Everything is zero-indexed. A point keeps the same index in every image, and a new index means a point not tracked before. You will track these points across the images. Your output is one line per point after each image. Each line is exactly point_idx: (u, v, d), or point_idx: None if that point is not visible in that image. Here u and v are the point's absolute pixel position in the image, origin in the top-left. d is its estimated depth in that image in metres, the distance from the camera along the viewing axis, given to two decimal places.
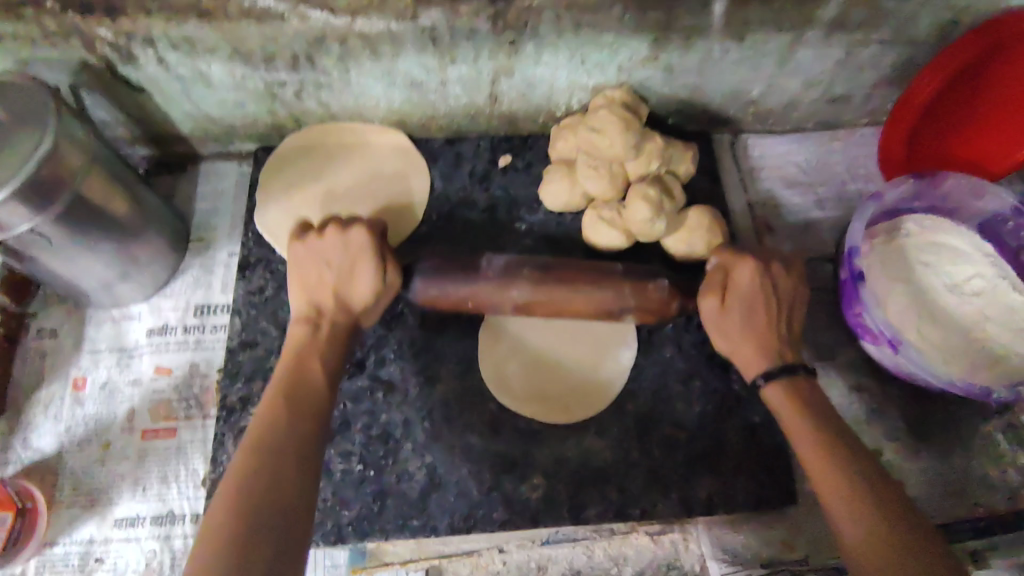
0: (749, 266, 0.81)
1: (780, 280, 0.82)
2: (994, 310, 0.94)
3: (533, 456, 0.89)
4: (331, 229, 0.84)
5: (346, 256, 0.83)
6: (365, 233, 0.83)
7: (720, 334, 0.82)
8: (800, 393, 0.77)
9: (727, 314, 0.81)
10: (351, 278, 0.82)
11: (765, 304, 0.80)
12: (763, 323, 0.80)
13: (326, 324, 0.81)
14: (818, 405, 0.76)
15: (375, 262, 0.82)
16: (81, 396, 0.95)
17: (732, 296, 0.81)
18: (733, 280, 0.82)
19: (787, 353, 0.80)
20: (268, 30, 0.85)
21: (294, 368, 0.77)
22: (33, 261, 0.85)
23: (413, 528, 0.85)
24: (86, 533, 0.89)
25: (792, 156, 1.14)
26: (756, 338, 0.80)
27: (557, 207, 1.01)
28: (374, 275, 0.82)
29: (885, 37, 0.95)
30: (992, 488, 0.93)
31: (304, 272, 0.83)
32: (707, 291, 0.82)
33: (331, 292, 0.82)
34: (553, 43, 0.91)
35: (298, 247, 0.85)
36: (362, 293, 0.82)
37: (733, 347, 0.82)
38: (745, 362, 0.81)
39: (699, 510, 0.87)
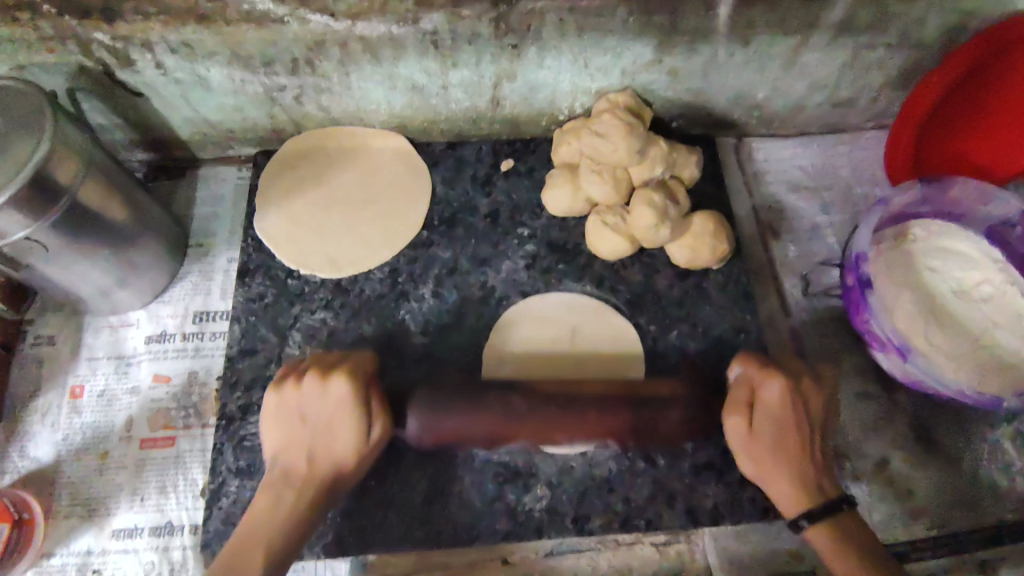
0: (777, 384, 0.77)
1: (808, 393, 0.78)
2: (1002, 316, 0.93)
3: (536, 465, 0.88)
4: (310, 377, 0.78)
5: (323, 413, 0.77)
6: (346, 383, 0.77)
7: (747, 457, 0.78)
8: (847, 535, 0.73)
9: (758, 436, 0.77)
10: (326, 438, 0.77)
11: (795, 426, 0.77)
12: (795, 451, 0.76)
13: (292, 491, 0.75)
14: (865, 545, 0.72)
15: (356, 413, 0.77)
16: (79, 405, 0.94)
17: (759, 414, 0.77)
18: (759, 398, 0.78)
19: (826, 486, 0.77)
20: (267, 34, 0.84)
21: (246, 542, 0.72)
22: (29, 268, 0.84)
23: (415, 539, 0.84)
24: (84, 544, 0.87)
25: (797, 159, 1.13)
26: (790, 471, 0.76)
27: (560, 212, 1.00)
28: (354, 430, 0.77)
29: (893, 40, 0.94)
30: (1001, 497, 0.92)
31: (281, 431, 0.78)
32: (733, 411, 0.78)
33: (304, 454, 0.76)
34: (556, 46, 0.90)
35: (277, 393, 0.79)
36: (341, 453, 0.77)
37: (764, 475, 0.77)
38: (781, 493, 0.76)
39: (705, 520, 0.86)
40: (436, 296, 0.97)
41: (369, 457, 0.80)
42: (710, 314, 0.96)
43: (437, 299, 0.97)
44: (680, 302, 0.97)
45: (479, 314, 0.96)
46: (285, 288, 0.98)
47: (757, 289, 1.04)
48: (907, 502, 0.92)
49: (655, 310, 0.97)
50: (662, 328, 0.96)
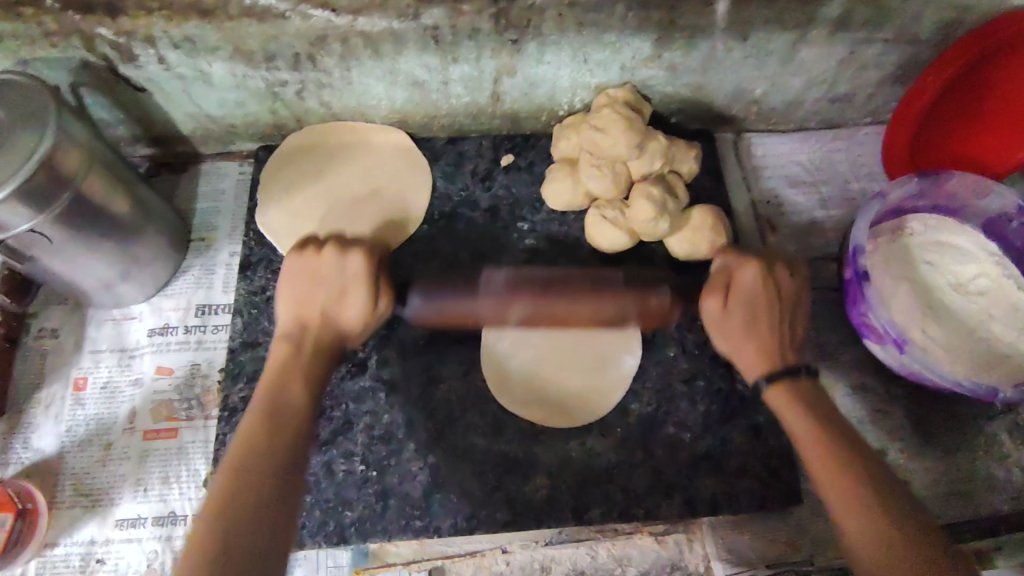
0: (752, 268, 0.81)
1: (784, 280, 0.82)
2: (998, 310, 0.94)
3: (536, 456, 0.88)
4: (329, 249, 0.83)
5: (337, 280, 0.81)
6: (362, 260, 0.82)
7: (719, 333, 0.83)
8: (803, 396, 0.76)
9: (730, 313, 0.81)
10: (340, 303, 0.81)
11: (767, 305, 0.80)
12: (765, 328, 0.80)
13: (309, 345, 0.79)
14: (819, 404, 0.75)
15: (367, 287, 0.81)
16: (82, 396, 0.95)
17: (734, 296, 0.82)
18: (735, 280, 0.82)
19: (792, 358, 0.79)
20: (269, 29, 0.85)
21: (278, 382, 0.75)
22: (33, 261, 0.85)
23: (415, 529, 0.85)
24: (87, 534, 0.88)
25: (795, 155, 1.13)
26: (757, 340, 0.79)
27: (560, 207, 1.01)
28: (366, 301, 0.81)
29: (889, 36, 0.95)
30: (998, 488, 0.93)
31: (299, 288, 0.82)
32: (710, 291, 0.83)
33: (319, 314, 0.81)
34: (555, 42, 0.91)
35: (297, 257, 0.84)
36: (352, 317, 0.81)
37: (734, 347, 0.82)
38: (744, 361, 0.81)
39: (703, 510, 0.86)
40: None
41: (371, 325, 0.84)
42: None
43: None
44: None
45: None
46: None
47: None
48: None
49: None
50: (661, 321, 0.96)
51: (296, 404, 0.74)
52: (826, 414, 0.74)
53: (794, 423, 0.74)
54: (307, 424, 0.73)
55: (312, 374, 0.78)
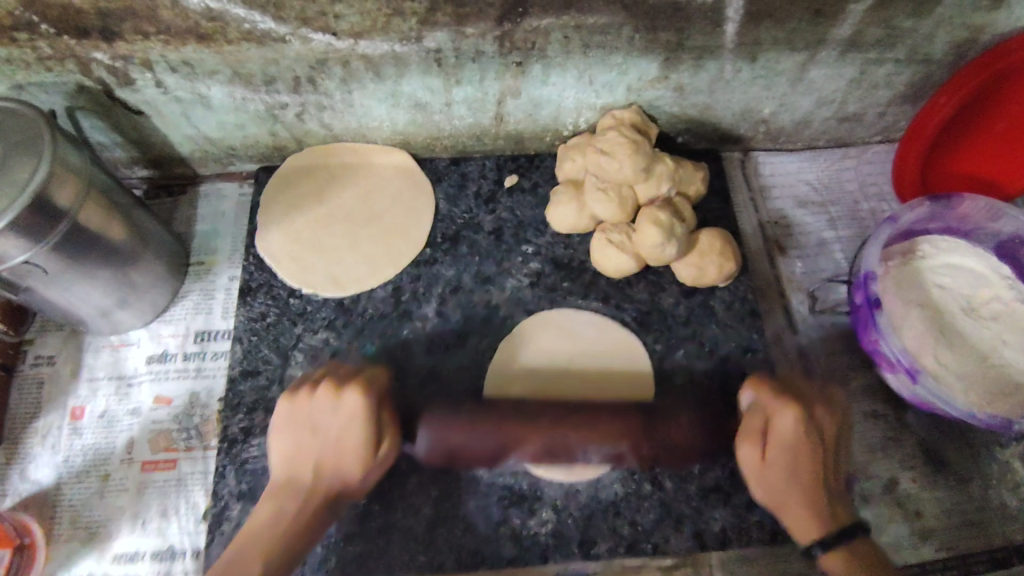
0: (789, 414, 0.75)
1: (821, 417, 0.77)
2: (1012, 335, 0.92)
3: (542, 488, 0.87)
4: (324, 391, 0.77)
5: (334, 423, 0.76)
6: (360, 397, 0.76)
7: (760, 486, 0.77)
8: (868, 569, 0.71)
9: (769, 465, 0.76)
10: (337, 454, 0.75)
11: (809, 451, 0.75)
12: (806, 468, 0.75)
13: (295, 501, 0.74)
14: (885, 574, 0.71)
15: (366, 437, 0.76)
16: (80, 426, 0.93)
17: (773, 445, 0.76)
18: (773, 427, 0.76)
19: (842, 516, 0.75)
20: (269, 53, 0.83)
21: (245, 553, 0.71)
22: (28, 291, 0.83)
23: (419, 565, 0.83)
24: (84, 569, 0.86)
25: (803, 174, 1.12)
26: (800, 494, 0.75)
27: (565, 229, 0.99)
28: (365, 441, 0.75)
29: (901, 56, 0.93)
30: (1011, 518, 0.91)
31: (291, 438, 0.77)
32: (746, 438, 0.78)
33: (313, 467, 0.76)
34: (561, 63, 0.89)
35: (289, 403, 0.78)
36: (351, 468, 0.76)
37: (778, 499, 0.77)
38: (793, 518, 0.76)
39: (713, 544, 0.85)
40: (441, 315, 0.97)
41: (373, 474, 0.79)
42: (717, 333, 0.96)
43: (441, 319, 0.96)
44: (686, 320, 0.96)
45: (483, 333, 0.95)
46: (288, 308, 0.97)
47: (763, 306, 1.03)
48: (918, 524, 0.91)
49: (662, 328, 0.96)
50: (669, 347, 0.95)
51: None
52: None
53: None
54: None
55: (285, 540, 0.73)
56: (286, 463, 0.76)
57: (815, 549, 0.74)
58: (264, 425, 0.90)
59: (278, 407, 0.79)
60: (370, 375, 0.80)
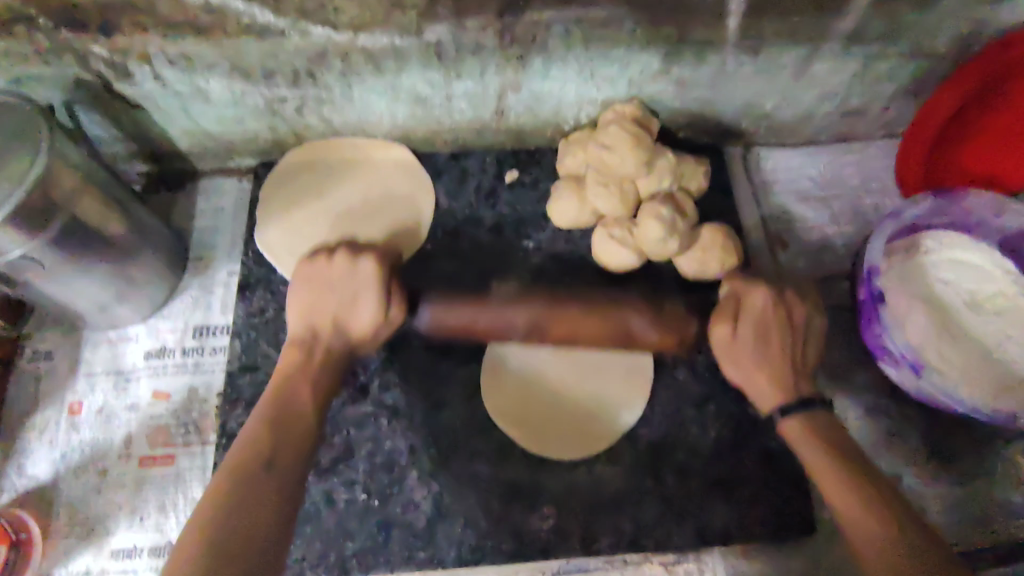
0: (762, 293, 0.81)
1: (793, 306, 0.81)
2: (1016, 330, 0.91)
3: (542, 483, 0.86)
4: (341, 256, 0.83)
5: (350, 287, 0.81)
6: (374, 265, 0.82)
7: (731, 364, 0.81)
8: (818, 430, 0.76)
9: (740, 341, 0.80)
10: (351, 308, 0.81)
11: (779, 329, 0.80)
12: (775, 344, 0.80)
13: (322, 351, 0.80)
14: (843, 445, 0.74)
15: (380, 292, 0.81)
16: (78, 421, 0.93)
17: (743, 321, 0.81)
18: (745, 304, 0.81)
19: (805, 387, 0.79)
20: (268, 46, 0.83)
21: (286, 403, 0.75)
22: (26, 285, 0.82)
23: (419, 561, 0.82)
24: (82, 565, 0.86)
25: (806, 169, 1.11)
26: (768, 369, 0.79)
27: (566, 224, 0.98)
28: (377, 312, 0.81)
29: (905, 50, 0.92)
30: (1015, 514, 0.90)
31: (309, 293, 0.83)
32: (720, 317, 0.82)
33: (330, 321, 0.81)
34: (562, 57, 0.89)
35: (311, 262, 0.84)
36: (365, 324, 0.81)
37: (746, 377, 0.81)
38: (760, 394, 0.80)
39: (714, 540, 0.84)
40: None
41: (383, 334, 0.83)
42: None
43: None
44: None
45: None
46: (287, 303, 0.96)
47: None
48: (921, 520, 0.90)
49: None
50: None
51: (238, 527, 0.63)
52: (850, 454, 0.73)
53: (824, 467, 0.73)
54: (308, 430, 0.75)
55: (316, 384, 0.78)
56: (303, 317, 0.81)
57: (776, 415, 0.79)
58: None
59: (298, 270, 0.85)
60: (381, 248, 0.86)
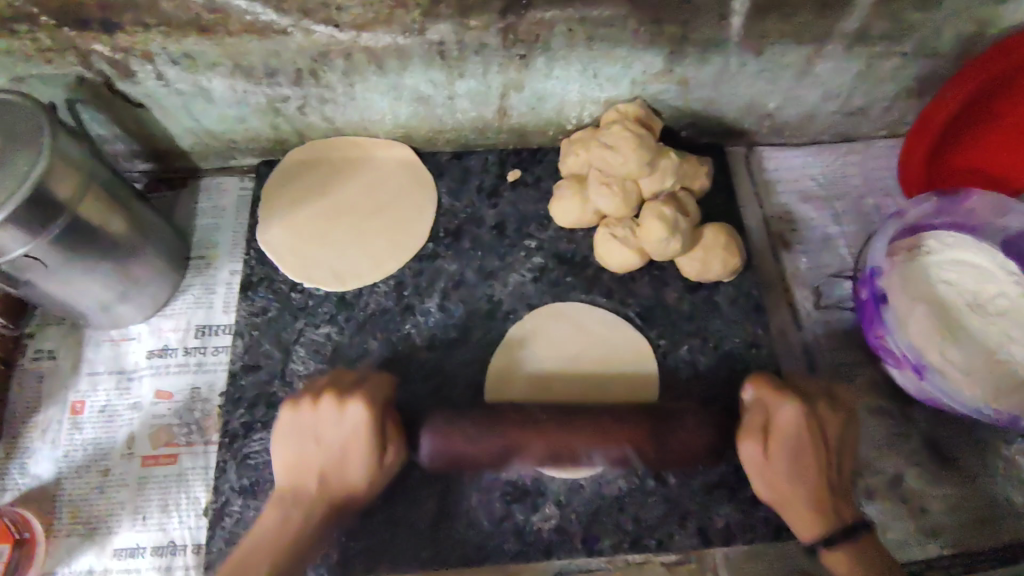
0: (792, 407, 0.77)
1: (825, 417, 0.78)
2: (1019, 331, 0.91)
3: (545, 483, 0.86)
4: (327, 400, 0.78)
5: (337, 439, 0.78)
6: (363, 411, 0.77)
7: (763, 482, 0.78)
8: (863, 560, 0.73)
9: (772, 460, 0.77)
10: (338, 467, 0.78)
11: (814, 452, 0.76)
12: (810, 467, 0.76)
13: (302, 510, 0.77)
14: (885, 568, 0.73)
15: (368, 448, 0.77)
16: (80, 421, 0.93)
17: (775, 439, 0.77)
18: (775, 423, 0.78)
19: (845, 513, 0.77)
20: (270, 45, 0.82)
21: (258, 555, 0.74)
22: (28, 285, 0.82)
23: (422, 560, 0.82)
24: (85, 564, 0.86)
25: (808, 169, 1.11)
26: (804, 488, 0.76)
27: (568, 224, 0.98)
28: (366, 451, 0.77)
29: (908, 50, 0.92)
30: (1017, 515, 0.90)
31: (295, 444, 0.79)
32: (748, 435, 0.78)
33: (314, 478, 0.78)
34: (565, 56, 0.89)
35: (294, 411, 0.80)
36: (356, 480, 0.78)
37: (782, 498, 0.77)
38: (797, 517, 0.77)
39: (716, 540, 0.84)
40: (443, 309, 0.96)
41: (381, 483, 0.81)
42: (721, 329, 0.95)
43: (444, 314, 0.96)
44: (690, 316, 0.96)
45: (486, 328, 0.94)
46: (289, 302, 0.96)
47: (768, 302, 1.02)
48: (923, 520, 0.90)
49: (666, 324, 0.95)
50: (672, 344, 0.94)
51: None
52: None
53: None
54: None
55: (296, 540, 0.76)
56: (286, 472, 0.78)
57: (817, 544, 0.76)
58: (265, 420, 0.89)
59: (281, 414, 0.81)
60: (371, 385, 0.82)
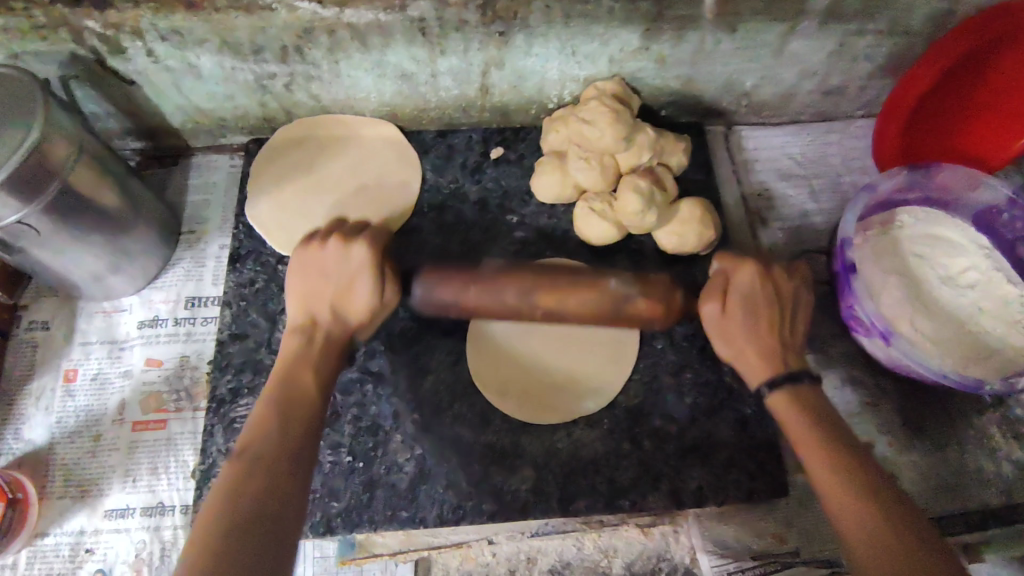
0: (750, 270, 0.79)
1: (780, 282, 0.80)
2: (988, 302, 0.93)
3: (522, 447, 0.88)
4: (333, 240, 0.84)
5: (342, 273, 0.82)
6: (365, 247, 0.82)
7: (720, 338, 0.80)
8: (804, 403, 0.75)
9: (730, 317, 0.79)
10: (347, 293, 0.81)
11: (767, 310, 0.78)
12: (765, 334, 0.78)
13: (319, 336, 0.80)
14: (820, 414, 0.73)
15: (372, 278, 0.81)
16: (72, 388, 0.95)
17: (733, 298, 0.79)
18: (733, 285, 0.80)
19: (793, 362, 0.78)
20: (257, 21, 0.85)
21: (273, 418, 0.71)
22: (22, 252, 0.85)
23: (401, 520, 0.85)
24: (76, 524, 0.89)
25: (787, 148, 1.13)
26: (758, 343, 0.78)
27: (549, 199, 1.01)
28: (370, 296, 0.81)
29: (880, 27, 0.94)
30: (987, 481, 0.93)
31: (306, 278, 0.83)
32: (707, 296, 0.80)
33: (328, 307, 0.81)
34: (544, 34, 0.91)
35: (303, 249, 0.85)
36: (359, 307, 0.81)
37: (735, 351, 0.79)
38: (747, 364, 0.79)
39: (689, 502, 0.87)
40: None
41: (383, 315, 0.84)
42: None
43: None
44: None
45: None
46: (276, 274, 0.99)
47: None
48: None
49: None
50: None
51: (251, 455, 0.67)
52: (828, 426, 0.72)
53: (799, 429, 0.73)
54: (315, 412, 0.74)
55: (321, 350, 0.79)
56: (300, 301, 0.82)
57: (764, 391, 0.77)
58: (251, 386, 0.92)
59: (295, 252, 0.86)
60: (371, 229, 0.86)
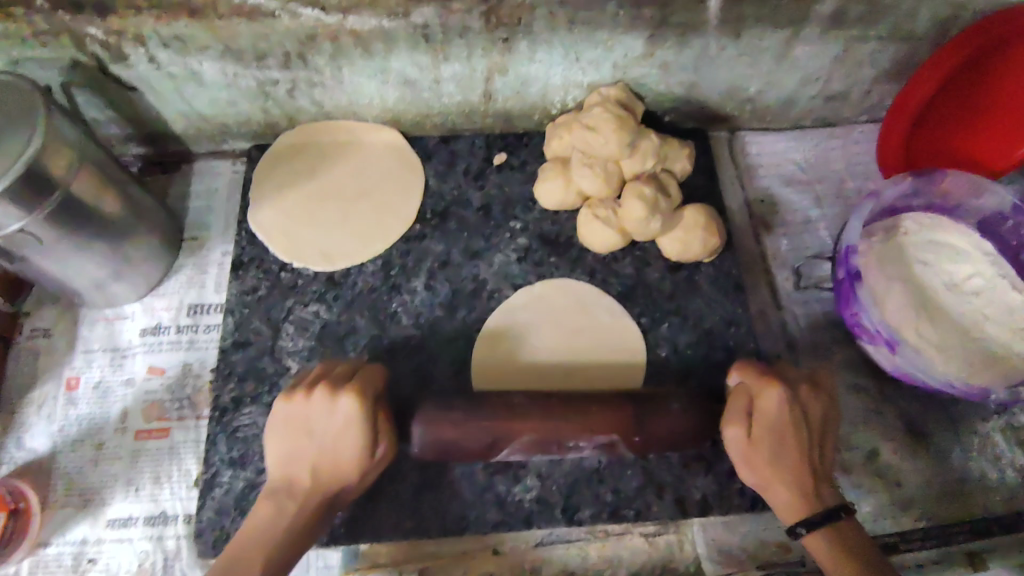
0: (777, 394, 0.75)
1: (808, 402, 0.76)
2: (992, 309, 0.93)
3: (526, 456, 0.88)
4: (321, 392, 0.76)
5: (328, 430, 0.74)
6: (354, 401, 0.74)
7: (745, 466, 0.76)
8: (842, 539, 0.72)
9: (758, 446, 0.74)
10: (331, 455, 0.74)
11: (797, 434, 0.74)
12: (794, 456, 0.74)
13: (294, 504, 0.73)
14: (860, 550, 0.71)
15: (361, 439, 0.74)
16: (75, 396, 0.95)
17: (758, 425, 0.75)
18: (759, 409, 0.76)
19: (826, 494, 0.75)
20: (259, 28, 0.85)
21: None
22: (23, 261, 0.84)
23: (405, 529, 0.85)
24: (79, 534, 0.88)
25: (790, 153, 1.13)
26: (789, 473, 0.74)
27: (552, 205, 1.00)
28: (359, 455, 0.74)
29: (884, 33, 0.94)
30: (991, 488, 0.93)
31: (289, 438, 0.75)
32: (731, 420, 0.76)
33: (310, 471, 0.74)
34: (547, 40, 0.91)
35: (287, 402, 0.77)
36: (347, 467, 0.74)
37: (763, 480, 0.75)
38: (779, 499, 0.75)
39: (693, 511, 0.86)
40: (429, 288, 0.98)
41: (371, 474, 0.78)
42: (700, 307, 0.97)
43: (430, 292, 0.98)
44: (671, 294, 0.98)
45: (470, 306, 0.97)
46: (279, 281, 0.98)
47: (748, 282, 1.04)
48: (897, 494, 0.93)
49: (647, 302, 0.97)
50: (653, 321, 0.96)
51: None
52: (867, 563, 0.70)
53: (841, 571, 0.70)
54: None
55: (298, 514, 0.73)
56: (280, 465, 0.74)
57: (799, 528, 0.74)
58: (254, 395, 0.91)
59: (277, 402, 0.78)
60: (365, 376, 0.79)
